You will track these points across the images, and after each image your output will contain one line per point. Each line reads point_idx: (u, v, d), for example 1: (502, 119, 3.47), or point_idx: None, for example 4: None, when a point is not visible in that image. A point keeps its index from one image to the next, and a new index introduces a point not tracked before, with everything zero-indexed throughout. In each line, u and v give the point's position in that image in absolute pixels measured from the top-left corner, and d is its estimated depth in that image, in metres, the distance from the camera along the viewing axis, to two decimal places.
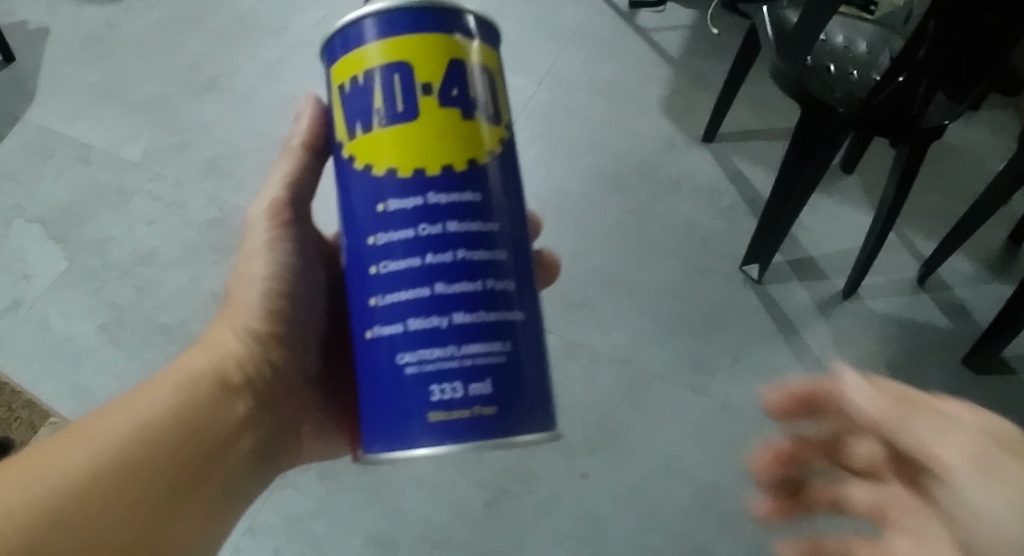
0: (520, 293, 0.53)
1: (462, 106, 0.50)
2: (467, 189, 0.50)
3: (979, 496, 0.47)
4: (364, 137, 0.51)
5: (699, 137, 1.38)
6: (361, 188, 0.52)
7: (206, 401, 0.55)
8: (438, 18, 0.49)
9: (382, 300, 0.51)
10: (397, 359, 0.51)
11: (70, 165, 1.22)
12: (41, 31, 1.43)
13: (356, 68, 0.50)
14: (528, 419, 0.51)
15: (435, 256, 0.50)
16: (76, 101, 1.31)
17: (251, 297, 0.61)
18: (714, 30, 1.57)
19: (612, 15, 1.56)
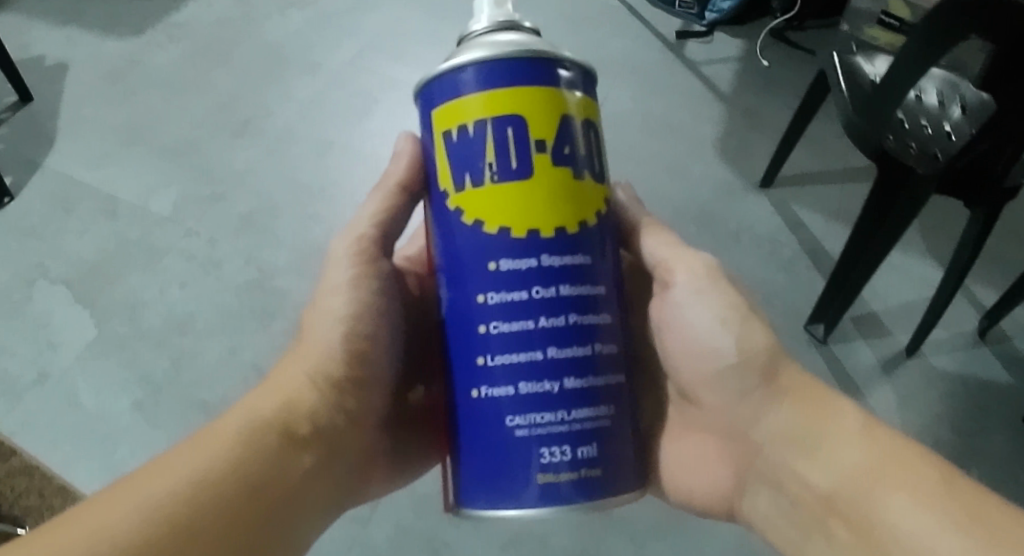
0: (620, 357, 0.54)
1: (571, 164, 0.52)
2: (578, 252, 0.52)
3: (694, 312, 0.62)
4: (474, 190, 0.51)
5: (756, 182, 1.31)
6: (469, 241, 0.52)
7: (281, 449, 0.55)
8: (546, 68, 0.50)
9: (490, 361, 0.52)
10: (505, 421, 0.52)
11: (95, 219, 1.15)
12: (60, 68, 1.36)
13: (464, 119, 0.50)
14: (623, 488, 0.53)
15: (548, 319, 0.51)
16: (99, 145, 1.24)
17: (326, 338, 0.61)
18: (765, 62, 1.50)
19: (659, 47, 1.48)
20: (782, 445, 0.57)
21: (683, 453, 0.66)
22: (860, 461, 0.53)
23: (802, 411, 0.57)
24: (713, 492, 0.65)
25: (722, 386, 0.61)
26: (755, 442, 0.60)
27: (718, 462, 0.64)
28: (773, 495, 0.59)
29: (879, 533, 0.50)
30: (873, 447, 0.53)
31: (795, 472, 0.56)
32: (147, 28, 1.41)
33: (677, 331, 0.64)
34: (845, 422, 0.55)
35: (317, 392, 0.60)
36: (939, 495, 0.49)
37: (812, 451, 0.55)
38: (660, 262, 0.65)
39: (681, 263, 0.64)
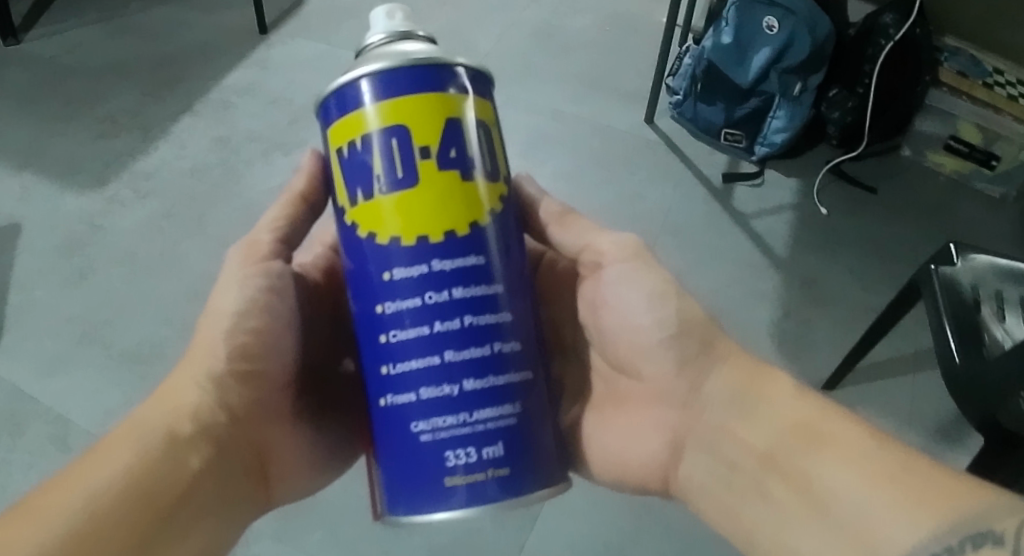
0: (525, 355, 0.59)
1: (460, 166, 0.56)
2: (472, 253, 0.57)
3: (639, 288, 0.69)
4: (366, 203, 0.57)
5: (822, 382, 1.13)
6: (369, 250, 0.57)
7: (166, 452, 0.63)
8: (434, 74, 0.55)
9: (393, 369, 0.58)
10: (412, 427, 0.57)
11: (43, 450, 0.99)
12: (12, 229, 1.19)
13: (353, 136, 0.56)
14: (539, 484, 0.59)
15: (443, 323, 0.56)
16: (50, 345, 1.07)
17: (217, 339, 0.70)
18: (824, 209, 1.32)
19: (703, 194, 1.30)
20: (723, 408, 0.64)
21: (625, 435, 0.72)
22: (800, 415, 0.59)
23: (742, 371, 0.65)
24: (651, 466, 0.70)
25: (657, 357, 0.68)
26: (701, 406, 0.66)
27: (659, 437, 0.69)
28: (710, 458, 0.64)
29: (821, 483, 0.54)
30: (808, 405, 0.59)
31: (741, 436, 0.62)
32: (110, 179, 1.24)
33: (625, 307, 0.70)
34: (782, 386, 0.62)
35: (209, 392, 0.68)
36: (878, 446, 0.53)
37: (751, 409, 0.62)
38: (590, 249, 0.74)
39: (609, 246, 0.73)
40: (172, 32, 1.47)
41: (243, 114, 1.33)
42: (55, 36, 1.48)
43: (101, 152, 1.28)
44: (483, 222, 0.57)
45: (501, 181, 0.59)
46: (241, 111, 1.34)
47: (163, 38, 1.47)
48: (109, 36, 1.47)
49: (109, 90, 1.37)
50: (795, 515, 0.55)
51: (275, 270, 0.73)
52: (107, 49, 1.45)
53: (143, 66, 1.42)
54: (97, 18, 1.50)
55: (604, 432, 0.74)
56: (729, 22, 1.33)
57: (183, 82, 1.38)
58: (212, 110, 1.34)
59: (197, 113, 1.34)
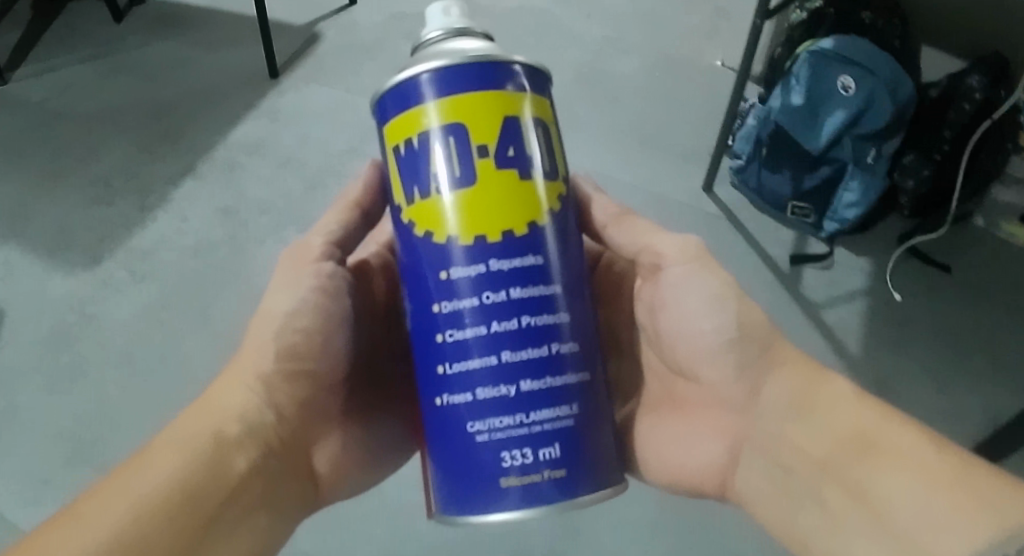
0: (584, 358, 0.55)
1: (518, 165, 0.53)
2: (531, 253, 0.53)
3: (694, 284, 0.66)
4: (423, 201, 0.53)
5: None
6: (423, 248, 0.54)
7: (213, 451, 0.63)
8: (492, 73, 0.51)
9: (450, 368, 0.53)
10: (468, 427, 0.53)
11: None
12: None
13: (410, 134, 0.53)
14: (598, 487, 0.54)
15: (500, 323, 0.52)
16: (43, 469, 1.00)
17: (268, 342, 0.71)
18: (898, 295, 1.21)
19: (768, 279, 1.20)
20: (779, 414, 0.60)
21: (674, 437, 0.68)
22: (857, 423, 0.56)
23: (800, 376, 0.61)
24: (707, 470, 0.66)
25: (723, 367, 0.63)
26: (756, 410, 0.62)
27: (711, 441, 0.66)
28: (770, 466, 0.60)
29: (884, 492, 0.52)
30: (865, 408, 0.56)
31: (794, 443, 0.59)
32: (105, 256, 1.19)
33: (672, 313, 0.67)
34: (835, 390, 0.59)
35: (257, 392, 0.69)
36: (932, 456, 0.51)
37: (811, 417, 0.58)
38: (648, 250, 0.70)
39: (668, 247, 0.68)
40: (173, 74, 1.40)
41: (255, 174, 1.26)
42: (48, 72, 1.44)
43: (96, 220, 1.22)
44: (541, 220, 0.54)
45: (559, 178, 0.56)
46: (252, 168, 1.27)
47: (164, 79, 1.41)
48: (104, 76, 1.41)
49: (107, 143, 1.31)
50: (859, 536, 0.53)
51: (324, 270, 0.73)
52: (103, 91, 1.39)
53: (142, 113, 1.35)
54: (91, 54, 1.45)
55: (655, 434, 0.70)
56: (800, 79, 1.19)
57: (185, 134, 1.32)
58: (218, 173, 1.27)
59: (204, 178, 1.27)
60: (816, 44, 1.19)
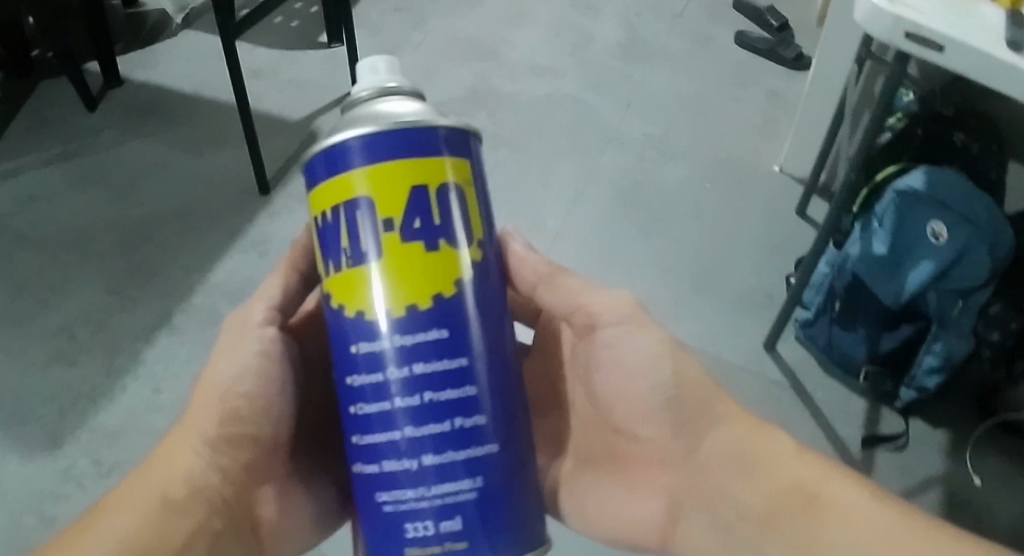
0: (499, 427, 0.51)
1: (427, 236, 0.50)
2: (437, 326, 0.50)
3: (623, 344, 0.65)
4: (338, 274, 0.52)
5: None
6: (338, 322, 0.52)
7: (157, 520, 0.61)
8: (399, 143, 0.48)
9: (360, 440, 0.52)
10: (377, 498, 0.51)
11: None
12: None
13: (323, 207, 0.51)
14: (514, 551, 0.50)
15: (403, 398, 0.50)
16: None
17: (213, 400, 0.67)
18: (979, 479, 1.08)
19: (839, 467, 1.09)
20: (719, 466, 0.62)
21: (615, 493, 0.69)
22: (797, 473, 0.58)
23: (737, 432, 0.62)
24: (647, 527, 0.67)
25: (655, 422, 0.65)
26: (699, 463, 0.63)
27: (653, 498, 0.67)
28: (711, 530, 0.62)
29: (819, 532, 0.54)
30: (806, 465, 0.58)
31: (736, 503, 0.60)
32: (66, 441, 1.11)
33: (613, 376, 0.67)
34: (776, 444, 0.60)
35: (203, 455, 0.65)
36: (877, 509, 0.53)
37: (750, 467, 0.60)
38: (580, 311, 0.68)
39: (603, 306, 0.67)
40: (146, 186, 1.41)
41: None
42: (10, 176, 1.43)
43: (52, 391, 1.16)
44: (452, 290, 0.50)
45: (475, 240, 0.52)
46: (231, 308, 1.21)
47: (139, 192, 1.40)
48: (73, 186, 1.41)
49: (76, 281, 1.28)
50: None
51: (265, 338, 0.67)
52: (68, 209, 1.38)
53: (117, 235, 1.34)
54: (60, 154, 1.45)
55: (594, 486, 0.71)
56: (880, 224, 1.02)
57: (159, 272, 1.30)
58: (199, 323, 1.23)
59: (180, 331, 1.23)
60: (901, 183, 1.00)
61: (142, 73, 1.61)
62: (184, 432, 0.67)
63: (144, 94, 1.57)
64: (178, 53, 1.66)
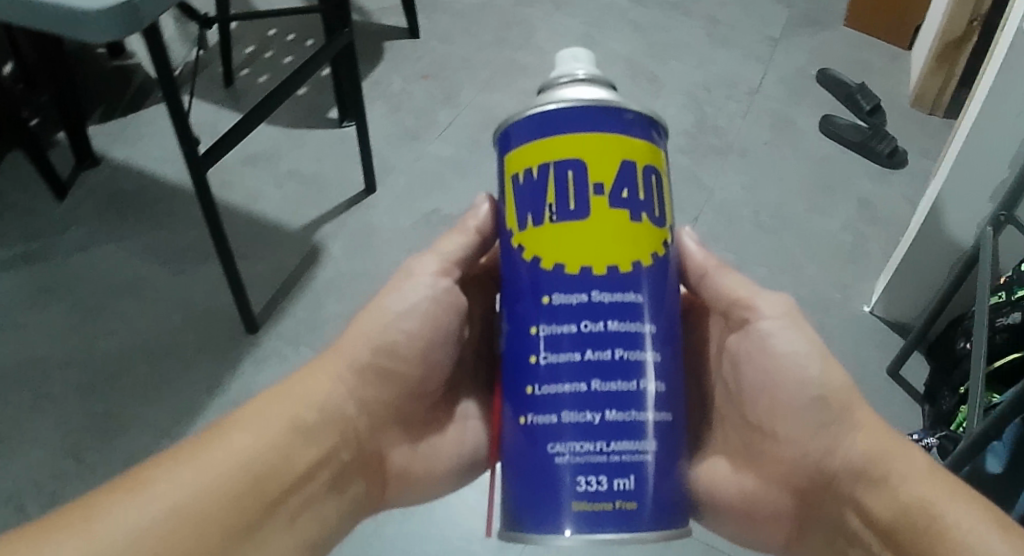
0: (666, 400, 0.64)
1: (627, 205, 0.62)
2: (631, 291, 0.63)
3: (776, 338, 0.72)
4: (535, 229, 0.63)
5: None
6: (531, 274, 0.64)
7: (293, 438, 0.67)
8: (608, 118, 0.62)
9: (538, 390, 0.63)
10: (549, 449, 0.62)
11: None
12: None
13: (529, 167, 0.63)
14: (669, 527, 0.62)
15: (594, 352, 0.62)
16: None
17: (370, 333, 0.75)
18: None
19: None
20: (851, 474, 0.68)
21: (757, 485, 0.77)
22: (920, 496, 0.64)
23: (881, 442, 0.68)
24: (776, 513, 0.77)
25: (802, 425, 0.71)
26: (828, 470, 0.70)
27: (781, 488, 0.76)
28: (836, 529, 0.72)
29: (933, 544, 0.61)
30: (930, 486, 0.64)
31: (858, 504, 0.68)
32: None
33: (757, 366, 0.73)
34: (910, 462, 0.66)
35: (342, 384, 0.74)
36: (995, 535, 0.58)
37: (876, 481, 0.66)
38: (743, 303, 0.74)
39: (764, 305, 0.74)
40: (116, 310, 1.41)
41: None
42: None
43: None
44: (648, 260, 0.64)
45: (665, 228, 0.66)
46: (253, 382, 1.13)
47: (110, 313, 1.40)
48: (29, 304, 1.42)
49: (27, 430, 1.26)
50: None
51: (440, 284, 0.77)
52: (31, 335, 1.37)
53: (87, 369, 1.33)
54: (23, 257, 1.49)
55: (739, 481, 0.77)
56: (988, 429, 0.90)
57: (124, 431, 1.26)
58: None
59: None
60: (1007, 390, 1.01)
61: (123, 152, 1.67)
62: (330, 361, 0.75)
63: (122, 183, 1.61)
64: (165, 138, 1.71)
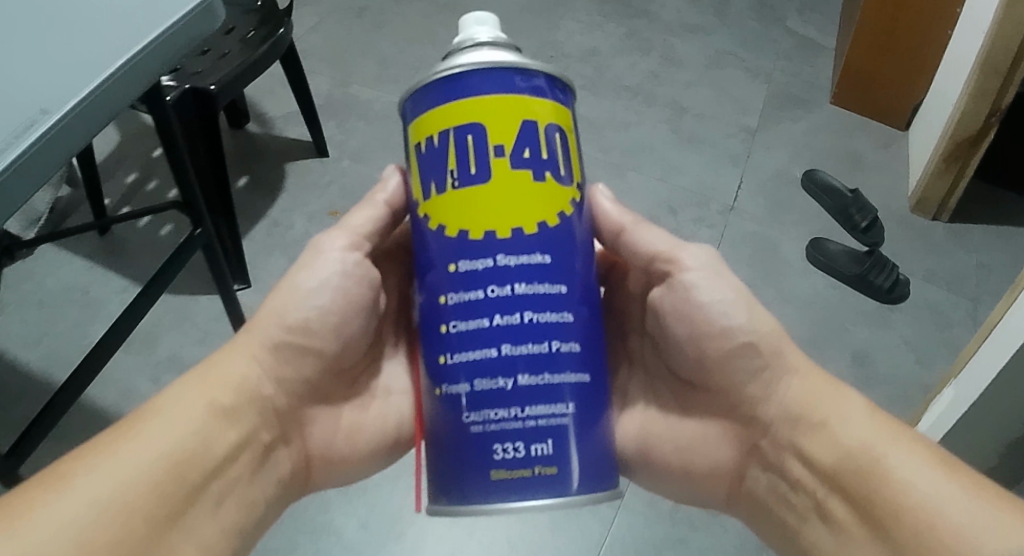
0: (587, 358, 0.43)
1: (536, 168, 0.41)
2: (564, 239, 0.42)
3: (701, 294, 0.47)
4: (439, 202, 0.41)
5: None
6: (427, 164, 0.42)
7: (196, 429, 0.42)
8: (506, 76, 0.40)
9: (452, 328, 0.41)
10: (438, 367, 0.43)
11: None
12: None
13: (424, 133, 0.41)
14: (596, 487, 0.42)
15: (505, 256, 0.41)
16: None
17: (286, 313, 0.46)
18: None
19: None
20: (789, 428, 0.46)
21: (684, 426, 0.52)
22: (861, 436, 0.43)
23: (827, 387, 0.46)
24: (719, 472, 0.51)
25: (747, 374, 0.47)
26: (761, 420, 0.47)
27: (710, 418, 0.51)
28: (778, 488, 0.47)
29: (890, 511, 0.39)
30: (877, 426, 0.43)
31: (800, 449, 0.45)
32: None
33: (685, 330, 0.48)
34: (856, 407, 0.44)
35: (259, 363, 0.46)
36: (943, 484, 0.39)
37: (814, 427, 0.45)
38: (664, 260, 0.49)
39: (693, 258, 0.48)
40: None
41: None
42: None
43: None
44: (554, 222, 0.42)
45: (577, 183, 0.43)
46: (131, 410, 0.86)
47: None
48: None
49: None
50: (970, 503, 0.38)
51: (348, 260, 0.47)
52: None
53: None
54: None
55: (671, 424, 0.53)
56: None
57: None
58: None
59: None
60: None
61: None
62: (235, 341, 0.47)
63: None
64: None
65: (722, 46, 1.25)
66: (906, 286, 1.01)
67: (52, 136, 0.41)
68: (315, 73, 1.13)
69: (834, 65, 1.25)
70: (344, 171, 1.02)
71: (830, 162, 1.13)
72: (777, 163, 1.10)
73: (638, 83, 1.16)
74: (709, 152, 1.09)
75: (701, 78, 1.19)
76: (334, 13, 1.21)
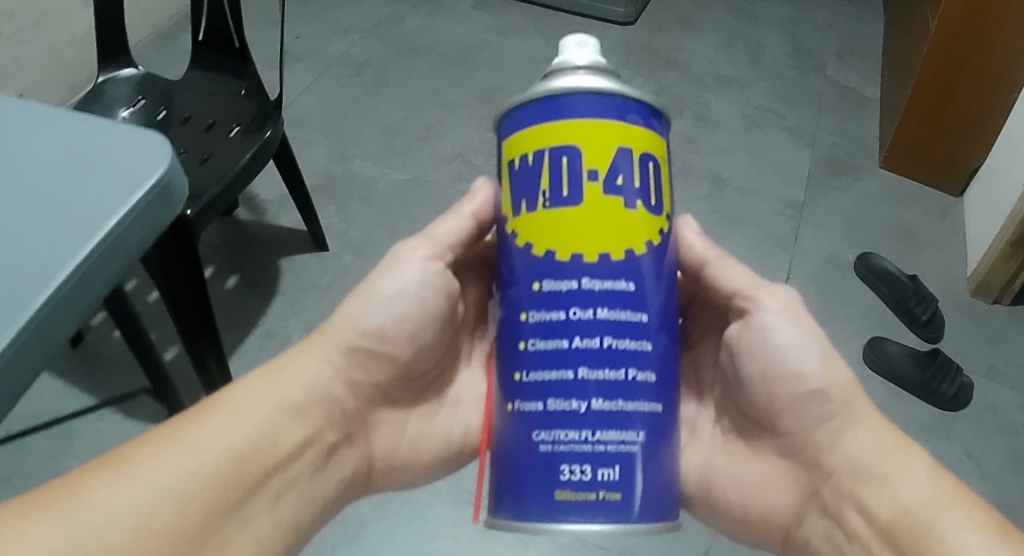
0: (663, 395, 0.38)
1: (627, 197, 0.36)
2: (652, 272, 0.37)
3: (779, 337, 0.41)
4: (527, 223, 0.37)
5: None
6: (515, 182, 0.37)
7: (263, 422, 0.39)
8: (603, 97, 0.35)
9: (529, 345, 0.37)
10: (512, 379, 0.38)
11: None
12: None
13: (514, 153, 0.37)
14: (660, 521, 0.37)
15: (591, 281, 0.36)
16: None
17: (364, 314, 0.44)
18: None
19: None
20: (854, 472, 0.40)
21: (741, 456, 0.46)
22: (925, 495, 0.37)
23: (894, 441, 0.40)
24: (773, 512, 0.44)
25: (815, 416, 0.41)
26: (826, 466, 0.41)
27: (775, 459, 0.44)
28: (833, 538, 0.41)
29: None
30: (939, 484, 0.38)
31: (860, 502, 0.39)
32: None
33: (754, 365, 0.43)
34: (918, 468, 0.39)
35: (332, 366, 0.43)
36: None
37: (879, 479, 0.39)
38: (746, 293, 0.43)
39: (774, 297, 0.43)
40: None
41: None
42: None
43: None
44: (640, 251, 0.37)
45: (667, 214, 0.38)
46: None
47: None
48: None
49: None
50: None
51: (428, 271, 0.45)
52: None
53: None
54: None
55: (731, 458, 0.46)
56: None
57: None
58: None
59: None
60: None
61: None
62: (311, 340, 0.44)
63: None
64: None
65: (760, 102, 1.16)
66: (971, 390, 0.90)
67: (41, 321, 0.30)
68: (311, 145, 1.00)
69: (879, 125, 1.16)
70: (345, 270, 0.90)
71: (883, 241, 1.03)
72: (827, 245, 1.00)
73: (673, 150, 1.06)
74: (756, 235, 0.99)
75: (741, 142, 1.10)
76: (332, 69, 1.10)
